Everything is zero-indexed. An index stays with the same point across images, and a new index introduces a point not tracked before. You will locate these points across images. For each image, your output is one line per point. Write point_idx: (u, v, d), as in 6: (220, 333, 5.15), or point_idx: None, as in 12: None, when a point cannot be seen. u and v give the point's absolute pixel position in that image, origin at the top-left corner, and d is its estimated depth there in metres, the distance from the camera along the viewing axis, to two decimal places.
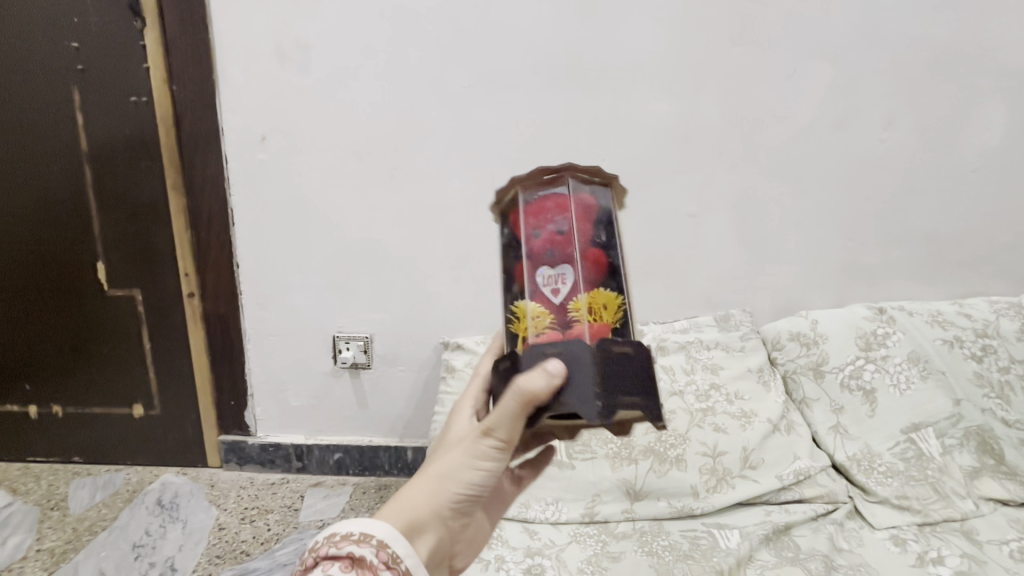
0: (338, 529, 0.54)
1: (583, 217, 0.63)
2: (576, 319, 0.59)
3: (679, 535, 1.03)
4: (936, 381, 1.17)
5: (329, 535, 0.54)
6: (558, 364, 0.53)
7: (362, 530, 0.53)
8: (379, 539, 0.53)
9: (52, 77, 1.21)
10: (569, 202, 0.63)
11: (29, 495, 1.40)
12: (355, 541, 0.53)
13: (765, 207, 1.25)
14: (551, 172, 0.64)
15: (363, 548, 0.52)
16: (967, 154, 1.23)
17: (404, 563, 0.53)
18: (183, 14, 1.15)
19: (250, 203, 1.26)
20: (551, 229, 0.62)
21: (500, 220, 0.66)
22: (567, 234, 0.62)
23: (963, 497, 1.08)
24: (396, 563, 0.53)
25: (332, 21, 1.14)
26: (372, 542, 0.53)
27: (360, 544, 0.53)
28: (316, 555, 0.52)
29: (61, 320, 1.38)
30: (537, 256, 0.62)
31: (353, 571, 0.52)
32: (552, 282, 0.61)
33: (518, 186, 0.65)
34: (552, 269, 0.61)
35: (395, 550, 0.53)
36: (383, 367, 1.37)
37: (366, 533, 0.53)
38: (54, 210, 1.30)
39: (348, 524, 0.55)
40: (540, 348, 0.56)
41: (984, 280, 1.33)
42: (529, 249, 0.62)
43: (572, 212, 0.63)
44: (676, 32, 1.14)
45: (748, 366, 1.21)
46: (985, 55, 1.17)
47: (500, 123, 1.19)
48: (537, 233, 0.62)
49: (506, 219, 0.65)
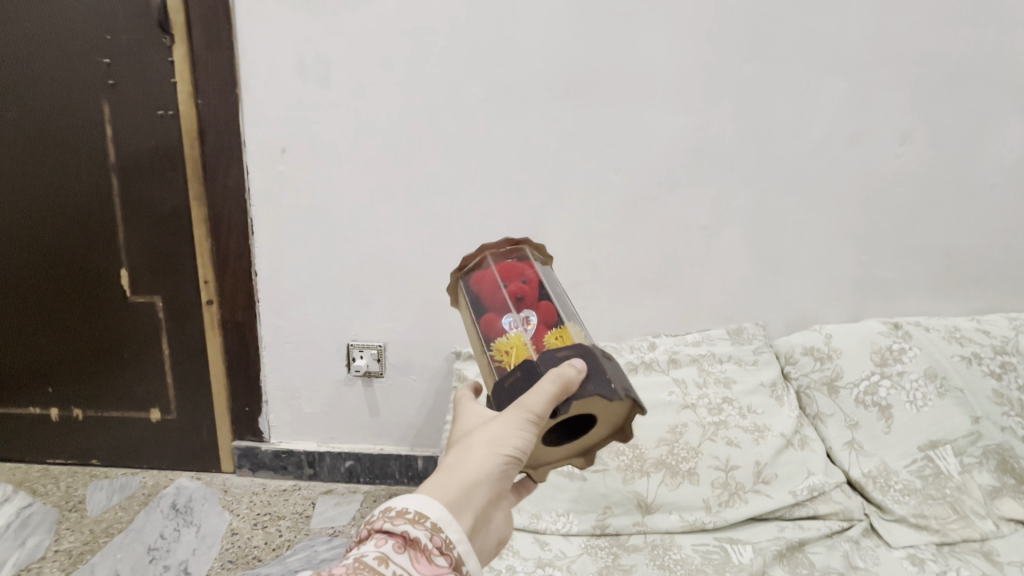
0: (393, 504, 0.52)
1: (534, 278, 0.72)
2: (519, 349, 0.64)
3: (691, 549, 1.02)
4: (954, 398, 1.15)
5: (385, 509, 0.52)
6: (581, 360, 0.60)
7: (417, 509, 0.51)
8: (434, 522, 0.51)
9: (83, 91, 1.24)
10: (529, 269, 0.73)
11: (48, 496, 1.42)
12: (410, 520, 0.50)
13: (779, 221, 1.24)
14: (513, 243, 0.77)
15: (418, 529, 0.50)
16: (984, 169, 1.22)
17: (457, 548, 0.52)
18: (209, 30, 1.17)
19: (268, 213, 1.28)
20: (516, 280, 0.71)
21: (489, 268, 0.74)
22: (530, 284, 0.71)
23: (983, 517, 1.06)
24: (449, 549, 0.51)
25: (351, 36, 1.16)
26: (427, 525, 0.51)
27: (414, 523, 0.51)
28: (371, 528, 0.51)
29: (85, 326, 1.41)
30: (510, 300, 0.69)
31: (406, 551, 0.50)
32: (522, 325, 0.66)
33: (488, 252, 0.75)
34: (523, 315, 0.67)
35: (450, 536, 0.51)
36: (395, 376, 1.38)
37: (421, 513, 0.51)
38: (83, 219, 1.33)
39: (404, 499, 0.53)
40: (502, 382, 0.61)
41: (1002, 297, 1.30)
42: (506, 295, 0.69)
43: (534, 273, 0.73)
44: (690, 47, 1.14)
45: (761, 380, 1.20)
46: (1004, 69, 1.16)
47: (514, 136, 1.20)
48: (508, 284, 0.70)
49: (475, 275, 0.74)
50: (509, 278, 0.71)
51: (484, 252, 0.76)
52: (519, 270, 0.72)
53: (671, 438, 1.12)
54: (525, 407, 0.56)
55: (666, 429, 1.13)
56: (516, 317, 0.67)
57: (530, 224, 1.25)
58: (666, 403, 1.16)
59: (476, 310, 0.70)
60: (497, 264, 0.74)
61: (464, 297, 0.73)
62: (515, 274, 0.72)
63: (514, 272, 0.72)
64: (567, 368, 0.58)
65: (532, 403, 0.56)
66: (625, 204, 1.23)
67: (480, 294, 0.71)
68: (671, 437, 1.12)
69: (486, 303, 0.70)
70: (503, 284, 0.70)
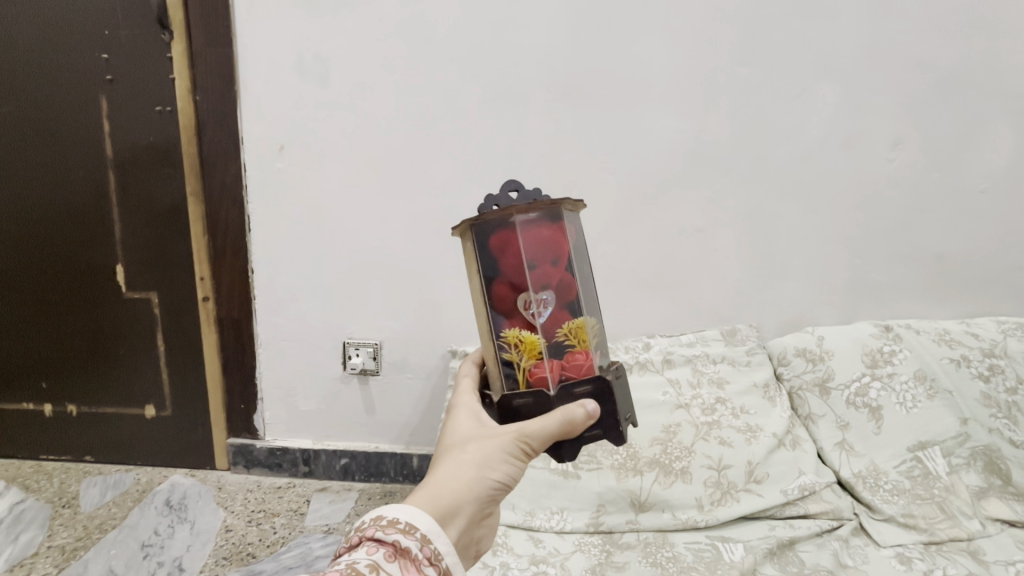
0: (385, 513, 0.53)
1: (562, 253, 0.64)
2: (532, 350, 0.63)
3: (683, 547, 1.04)
4: (942, 400, 1.17)
5: (376, 517, 0.53)
6: (594, 403, 0.62)
7: (408, 519, 0.52)
8: (423, 533, 0.52)
9: (81, 86, 1.24)
10: (560, 237, 0.64)
11: (41, 492, 1.42)
12: (401, 531, 0.51)
13: (773, 224, 1.25)
14: (550, 203, 0.63)
15: (409, 540, 0.51)
16: (975, 174, 1.23)
17: (445, 560, 0.53)
18: (209, 27, 1.18)
19: (265, 210, 1.28)
20: (545, 259, 0.63)
21: (515, 227, 0.63)
22: (557, 264, 0.64)
23: (970, 517, 1.07)
24: (437, 561, 0.52)
25: (350, 36, 1.17)
26: (417, 535, 0.52)
27: (405, 534, 0.52)
28: (363, 536, 0.51)
29: (80, 321, 1.41)
30: (532, 282, 0.63)
31: (396, 561, 0.50)
32: (537, 312, 0.63)
33: (517, 210, 0.62)
34: (539, 299, 0.63)
35: (439, 547, 0.52)
36: (390, 374, 1.39)
37: (412, 524, 0.52)
38: (79, 215, 1.33)
39: (394, 508, 0.53)
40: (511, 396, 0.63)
41: (994, 301, 1.31)
42: (529, 277, 0.63)
43: (564, 246, 0.65)
44: (686, 51, 1.15)
45: (754, 381, 1.21)
46: (993, 77, 1.17)
47: (512, 137, 1.21)
48: (534, 262, 0.63)
49: (497, 234, 0.63)
50: (536, 253, 0.63)
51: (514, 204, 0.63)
52: (546, 239, 0.64)
53: (665, 437, 1.14)
54: (522, 436, 0.59)
55: (659, 429, 1.15)
56: (532, 301, 0.63)
57: None
58: (659, 403, 1.18)
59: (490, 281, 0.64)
60: (526, 229, 0.63)
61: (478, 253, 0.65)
62: (543, 247, 0.63)
63: (544, 245, 0.63)
64: (581, 415, 0.60)
65: (534, 433, 0.59)
66: (621, 206, 1.24)
67: (500, 265, 0.63)
68: (664, 436, 1.14)
69: (504, 277, 0.63)
70: (529, 265, 0.63)
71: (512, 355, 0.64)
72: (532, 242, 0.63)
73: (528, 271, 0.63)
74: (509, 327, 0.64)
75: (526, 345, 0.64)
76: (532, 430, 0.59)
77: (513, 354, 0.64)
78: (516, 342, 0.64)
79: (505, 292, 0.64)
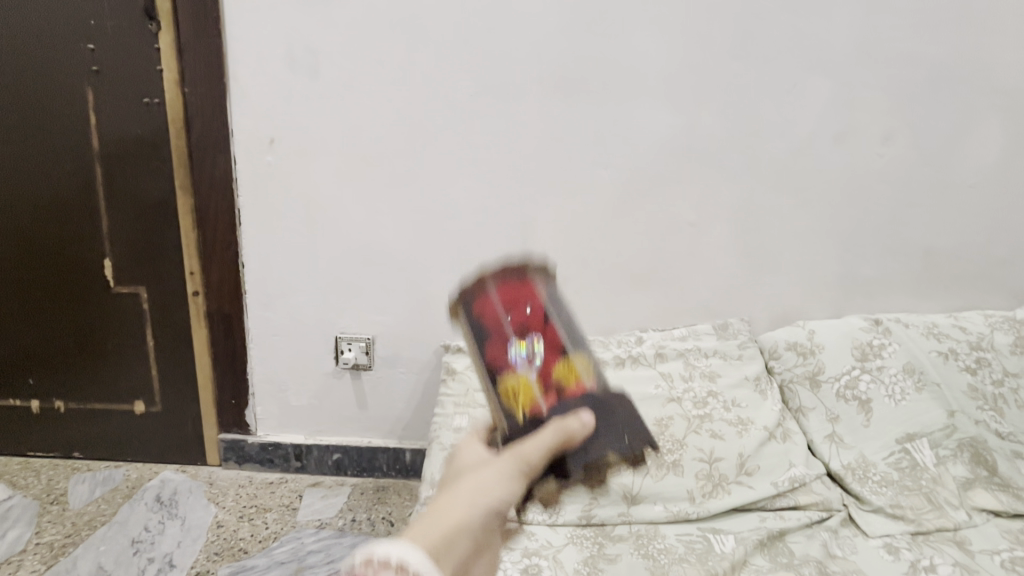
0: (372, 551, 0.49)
1: (539, 304, 0.68)
2: (527, 392, 0.63)
3: (675, 539, 1.04)
4: (930, 393, 1.18)
5: (364, 558, 0.48)
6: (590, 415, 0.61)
7: (399, 556, 0.48)
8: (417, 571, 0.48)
9: (66, 78, 1.22)
10: (535, 292, 0.69)
11: (29, 489, 1.41)
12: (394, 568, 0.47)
13: (764, 218, 1.26)
14: (519, 268, 0.70)
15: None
16: (964, 169, 1.24)
17: None
18: (197, 18, 1.16)
19: (256, 205, 1.27)
20: (522, 310, 0.67)
21: (489, 291, 0.68)
22: (536, 312, 0.68)
23: (957, 507, 1.09)
24: None
25: (341, 29, 1.16)
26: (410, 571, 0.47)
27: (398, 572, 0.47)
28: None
29: (68, 316, 1.39)
30: (515, 330, 0.66)
31: None
32: (527, 357, 0.65)
33: (487, 277, 0.69)
34: (526, 346, 0.66)
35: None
36: (383, 369, 1.39)
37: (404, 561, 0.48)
38: (66, 208, 1.32)
39: (383, 546, 0.49)
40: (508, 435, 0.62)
41: (981, 295, 1.33)
42: (508, 326, 0.66)
43: (540, 297, 0.69)
44: (679, 45, 1.15)
45: (745, 374, 1.22)
46: (983, 72, 1.18)
47: (505, 131, 1.20)
48: (511, 314, 0.67)
49: (473, 303, 0.68)
50: (509, 306, 0.67)
51: (483, 274, 0.70)
52: (519, 296, 0.68)
53: (657, 431, 1.15)
54: (520, 456, 0.58)
55: (651, 422, 1.15)
56: (517, 348, 0.65)
57: (519, 220, 1.26)
58: (651, 396, 1.18)
59: (475, 341, 0.66)
60: (499, 291, 0.69)
61: (463, 321, 0.68)
62: (516, 301, 0.68)
63: (519, 299, 0.68)
64: (576, 423, 0.59)
65: (531, 452, 0.58)
66: (614, 200, 1.25)
67: (483, 323, 0.66)
68: (656, 429, 1.15)
69: (488, 334, 0.66)
70: (506, 317, 0.67)
71: (511, 405, 0.63)
72: (507, 301, 0.68)
73: (507, 321, 0.67)
74: (501, 380, 0.64)
75: (521, 391, 0.63)
76: (527, 450, 0.58)
77: (509, 401, 0.63)
78: (511, 390, 0.63)
79: (491, 348, 0.65)
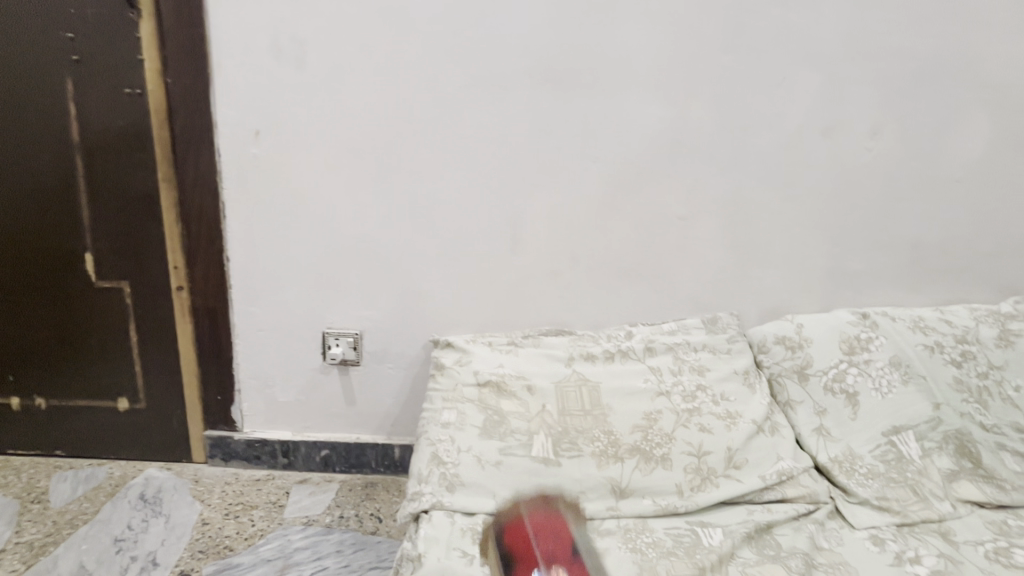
0: None
1: (562, 534, 0.86)
2: None
3: (663, 533, 1.04)
4: (916, 386, 1.19)
5: None
6: None
7: None
8: None
9: (44, 67, 1.20)
10: (562, 522, 0.89)
11: (9, 487, 1.39)
12: None
13: (754, 212, 1.26)
14: (546, 500, 0.97)
15: None
16: (951, 164, 1.25)
17: None
18: (179, 6, 1.14)
19: (241, 198, 1.25)
20: (549, 534, 0.84)
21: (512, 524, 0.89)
22: (562, 535, 0.85)
23: (941, 499, 1.10)
24: None
25: (327, 18, 1.14)
26: None
27: None
28: None
29: (49, 311, 1.37)
30: (546, 562, 0.79)
31: None
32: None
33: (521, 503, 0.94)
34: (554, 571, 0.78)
35: None
36: (372, 365, 1.38)
37: None
38: (45, 201, 1.29)
39: None
40: None
41: (967, 289, 1.34)
42: (538, 553, 0.80)
43: (565, 527, 0.88)
44: (668, 38, 1.15)
45: (734, 368, 1.23)
46: (971, 66, 1.18)
47: (494, 124, 1.20)
48: (536, 535, 0.84)
49: (505, 532, 0.88)
50: (544, 544, 0.82)
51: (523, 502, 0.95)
52: (552, 532, 0.85)
53: (646, 424, 1.15)
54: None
55: (641, 417, 1.16)
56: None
57: (508, 213, 1.25)
58: (641, 390, 1.18)
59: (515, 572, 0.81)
60: (529, 517, 0.88)
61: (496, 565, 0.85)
62: (550, 540, 0.83)
63: (548, 522, 0.88)
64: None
65: None
66: (604, 195, 1.24)
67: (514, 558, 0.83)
68: (645, 424, 1.15)
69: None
70: (534, 536, 0.84)
71: None
72: (529, 526, 0.86)
73: (536, 545, 0.82)
74: None
75: None
76: None
77: None
78: None
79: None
